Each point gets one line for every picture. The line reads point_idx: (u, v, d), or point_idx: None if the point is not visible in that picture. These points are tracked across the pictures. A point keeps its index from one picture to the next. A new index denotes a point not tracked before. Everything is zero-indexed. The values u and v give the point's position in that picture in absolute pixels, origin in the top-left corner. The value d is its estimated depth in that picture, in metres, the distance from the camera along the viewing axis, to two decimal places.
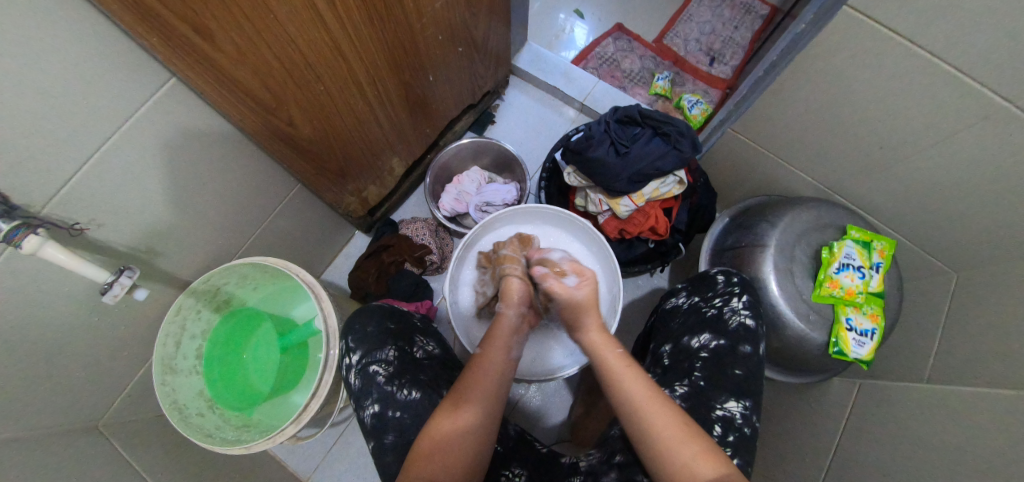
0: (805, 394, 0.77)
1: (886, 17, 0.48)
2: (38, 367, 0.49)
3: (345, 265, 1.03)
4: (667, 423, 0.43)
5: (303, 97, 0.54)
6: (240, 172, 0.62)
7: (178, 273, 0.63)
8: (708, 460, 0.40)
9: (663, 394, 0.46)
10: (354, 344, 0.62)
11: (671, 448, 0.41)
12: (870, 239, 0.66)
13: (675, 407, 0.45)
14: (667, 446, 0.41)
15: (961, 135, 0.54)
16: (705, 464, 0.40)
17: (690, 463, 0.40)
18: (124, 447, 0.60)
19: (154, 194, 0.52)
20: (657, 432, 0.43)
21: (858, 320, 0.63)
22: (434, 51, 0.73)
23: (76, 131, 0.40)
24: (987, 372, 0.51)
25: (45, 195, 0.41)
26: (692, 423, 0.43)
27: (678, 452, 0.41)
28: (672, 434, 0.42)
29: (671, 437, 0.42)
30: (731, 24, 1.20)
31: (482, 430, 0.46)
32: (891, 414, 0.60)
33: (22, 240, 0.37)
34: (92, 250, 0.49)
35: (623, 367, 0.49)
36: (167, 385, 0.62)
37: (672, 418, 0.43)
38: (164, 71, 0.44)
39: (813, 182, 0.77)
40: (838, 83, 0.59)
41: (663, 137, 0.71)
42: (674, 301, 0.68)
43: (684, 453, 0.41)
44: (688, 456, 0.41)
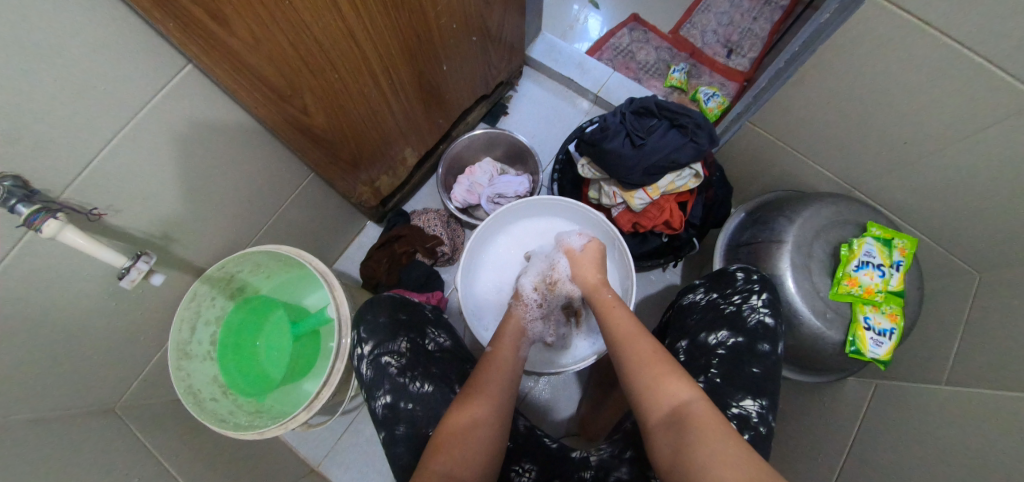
0: (820, 393, 0.77)
1: (915, 8, 0.46)
2: (57, 351, 0.50)
3: (357, 254, 1.04)
4: (641, 348, 0.50)
5: (317, 85, 0.53)
6: (254, 160, 0.62)
7: (193, 260, 0.64)
8: (677, 382, 0.45)
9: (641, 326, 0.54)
10: (366, 334, 0.61)
11: (642, 369, 0.47)
12: (891, 237, 0.64)
13: (651, 339, 0.51)
14: (643, 367, 0.47)
15: (991, 130, 0.52)
16: (670, 386, 0.45)
17: (660, 383, 0.45)
18: (139, 429, 0.61)
19: (170, 181, 0.52)
20: (635, 358, 0.49)
21: (877, 319, 0.62)
22: (448, 39, 0.72)
23: (94, 116, 0.40)
24: (1006, 376, 0.50)
25: (63, 180, 0.41)
26: (663, 350, 0.49)
27: (651, 373, 0.46)
28: (645, 359, 0.48)
29: (643, 360, 0.48)
30: (750, 14, 1.17)
31: (490, 419, 0.47)
32: (908, 415, 0.59)
33: (42, 224, 0.37)
34: (109, 236, 0.49)
35: (611, 307, 0.58)
36: (182, 370, 0.62)
37: (646, 348, 0.49)
38: (181, 58, 0.44)
39: (833, 178, 0.75)
40: (862, 77, 0.58)
41: (680, 129, 0.69)
42: (691, 297, 0.66)
43: (654, 372, 0.46)
44: (656, 376, 0.46)
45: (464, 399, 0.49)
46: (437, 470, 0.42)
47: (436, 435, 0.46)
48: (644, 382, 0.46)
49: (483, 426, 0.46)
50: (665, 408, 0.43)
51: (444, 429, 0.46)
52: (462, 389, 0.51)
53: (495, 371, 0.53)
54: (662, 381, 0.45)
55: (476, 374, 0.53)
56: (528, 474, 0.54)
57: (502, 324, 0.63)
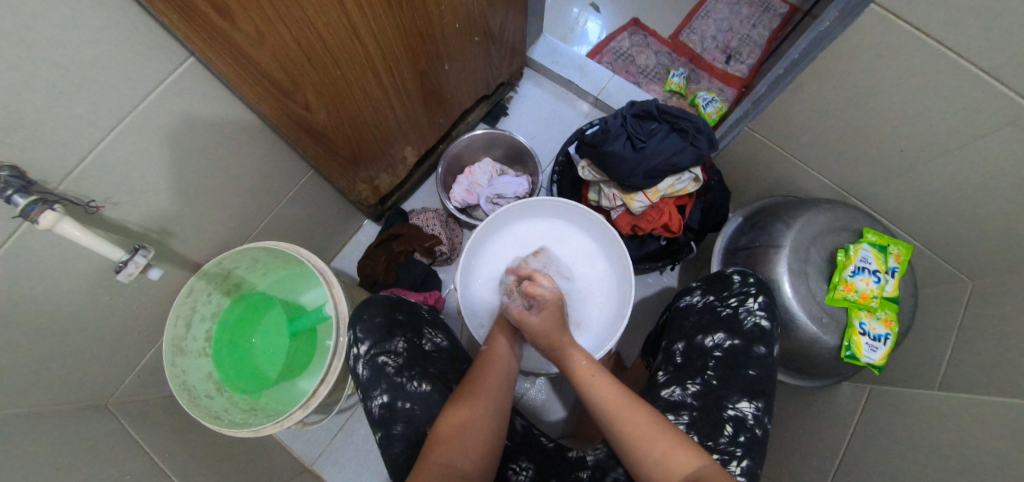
0: (815, 398, 0.77)
1: (914, 18, 0.47)
2: (50, 345, 0.49)
3: (355, 252, 1.03)
4: (636, 422, 0.45)
5: (320, 81, 0.53)
6: (254, 156, 0.62)
7: (190, 255, 0.63)
8: (683, 453, 0.42)
9: (630, 393, 0.48)
10: (362, 334, 0.60)
11: (646, 444, 0.44)
12: (886, 243, 0.65)
13: (645, 406, 0.47)
14: (644, 443, 0.44)
15: (985, 139, 0.53)
16: (679, 458, 0.42)
17: (670, 459, 0.42)
18: (131, 425, 0.60)
19: (169, 175, 0.51)
20: (632, 435, 0.44)
21: (872, 325, 0.63)
22: (450, 39, 0.72)
23: (93, 108, 0.40)
24: (997, 382, 0.50)
25: (61, 172, 0.41)
26: (659, 417, 0.46)
27: (654, 448, 0.43)
28: (644, 433, 0.44)
29: (645, 437, 0.44)
30: (749, 21, 1.18)
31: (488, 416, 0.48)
32: (902, 420, 0.60)
33: (38, 215, 0.37)
34: (105, 229, 0.49)
35: (590, 376, 0.51)
36: (177, 366, 0.62)
37: (642, 420, 0.45)
38: (182, 51, 0.44)
39: (830, 184, 0.76)
40: (860, 84, 0.58)
41: (680, 133, 0.70)
42: (687, 299, 0.66)
43: (660, 448, 0.43)
44: (664, 450, 0.43)
45: (462, 398, 0.49)
46: (439, 462, 0.42)
47: (434, 432, 0.46)
48: (652, 460, 0.43)
49: (483, 421, 0.47)
50: None
51: (442, 428, 0.45)
52: (457, 390, 0.51)
53: (492, 369, 0.55)
54: (671, 456, 0.42)
55: (470, 378, 0.52)
56: (525, 473, 0.53)
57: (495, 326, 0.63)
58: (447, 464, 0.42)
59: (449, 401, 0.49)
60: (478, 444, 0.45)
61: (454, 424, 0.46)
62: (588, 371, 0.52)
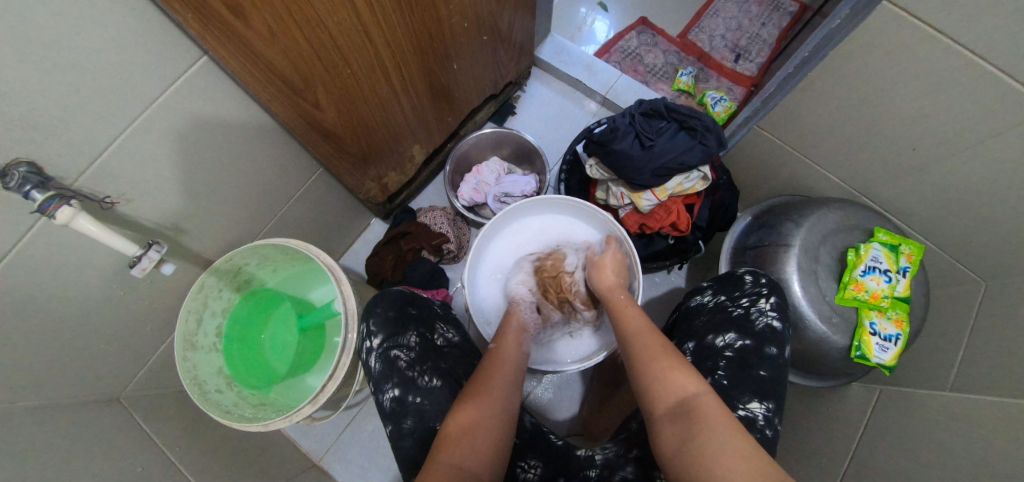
0: (824, 398, 0.77)
1: (927, 14, 0.47)
2: (66, 338, 0.50)
3: (362, 250, 1.04)
4: (648, 344, 0.51)
5: (330, 80, 0.53)
6: (265, 153, 0.62)
7: (202, 252, 0.64)
8: (684, 374, 0.45)
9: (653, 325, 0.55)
10: (375, 328, 0.61)
11: (651, 360, 0.48)
12: (898, 243, 0.64)
13: (662, 335, 0.52)
14: (650, 361, 0.48)
15: (999, 138, 0.52)
16: (678, 377, 0.45)
17: (668, 376, 0.46)
18: (144, 418, 0.61)
19: (182, 171, 0.52)
20: (641, 356, 0.50)
21: (883, 325, 0.62)
22: (459, 37, 0.72)
23: (109, 105, 0.40)
24: (1011, 383, 0.50)
25: (78, 168, 0.41)
26: (671, 346, 0.50)
27: (656, 367, 0.47)
28: (652, 352, 0.49)
29: (653, 355, 0.49)
30: (758, 20, 1.17)
31: (494, 419, 0.47)
32: (913, 421, 0.59)
33: (55, 211, 0.38)
34: (120, 224, 0.49)
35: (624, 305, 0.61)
36: (189, 361, 0.63)
37: (653, 341, 0.51)
38: (196, 49, 0.44)
39: (841, 184, 0.75)
40: (872, 82, 0.58)
41: (689, 132, 0.69)
42: (698, 299, 0.66)
43: (663, 366, 0.47)
44: (664, 368, 0.46)
45: (470, 399, 0.48)
46: (447, 463, 0.42)
47: (440, 437, 0.45)
48: (653, 376, 0.46)
49: (489, 426, 0.46)
50: (674, 399, 0.43)
51: (449, 432, 0.45)
52: (465, 389, 0.51)
53: (503, 362, 0.56)
54: (671, 373, 0.46)
55: (487, 362, 0.56)
56: (534, 470, 0.54)
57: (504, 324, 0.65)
58: (455, 464, 0.42)
59: (459, 398, 0.49)
60: (485, 447, 0.44)
61: (460, 424, 0.45)
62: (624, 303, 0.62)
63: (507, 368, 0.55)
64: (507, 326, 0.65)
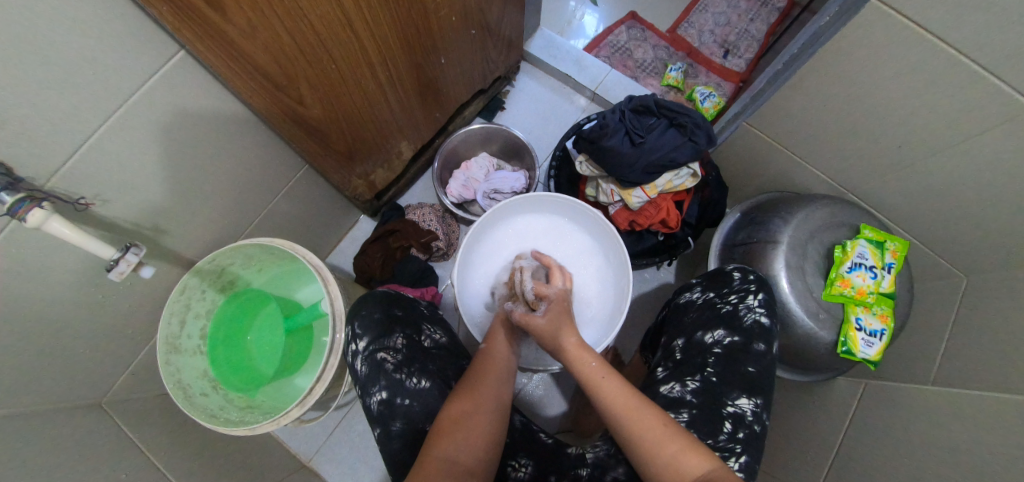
0: (810, 392, 0.78)
1: (914, 13, 0.47)
2: (41, 344, 0.48)
3: (351, 248, 1.03)
4: (645, 415, 0.46)
5: (314, 75, 0.52)
6: (247, 151, 0.60)
7: (184, 252, 0.62)
8: (692, 455, 0.42)
9: (640, 395, 0.47)
10: (361, 330, 0.60)
11: (655, 445, 0.43)
12: (883, 239, 0.65)
13: (657, 409, 0.46)
14: (652, 439, 0.43)
15: (982, 136, 0.53)
16: (689, 460, 0.42)
17: (678, 461, 0.42)
18: (126, 423, 0.60)
19: (160, 171, 0.50)
20: (643, 436, 0.44)
21: (868, 320, 0.63)
22: (447, 32, 0.71)
23: (81, 103, 0.39)
24: (991, 377, 0.51)
25: (50, 168, 0.40)
26: (671, 421, 0.45)
27: (664, 454, 0.42)
28: (655, 435, 0.44)
29: (655, 438, 0.44)
30: (747, 15, 1.17)
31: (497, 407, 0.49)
32: (897, 415, 0.60)
33: (27, 213, 0.36)
34: (95, 226, 0.48)
35: (599, 377, 0.49)
36: (172, 364, 0.62)
37: (651, 421, 0.45)
38: (172, 44, 0.43)
39: (828, 180, 0.76)
40: (859, 80, 0.58)
41: (678, 128, 0.69)
42: (687, 296, 0.66)
43: (671, 450, 0.42)
44: (674, 452, 0.42)
45: (463, 394, 0.49)
46: (443, 457, 0.42)
47: (435, 427, 0.46)
48: (661, 463, 0.42)
49: (485, 413, 0.47)
50: None
51: (443, 425, 0.45)
52: (459, 384, 0.51)
53: (493, 366, 0.55)
54: (681, 457, 0.42)
55: (471, 374, 0.53)
56: (524, 469, 0.53)
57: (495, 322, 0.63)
58: (451, 457, 0.42)
59: (452, 397, 0.49)
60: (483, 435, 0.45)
61: (455, 415, 0.46)
62: (596, 373, 0.50)
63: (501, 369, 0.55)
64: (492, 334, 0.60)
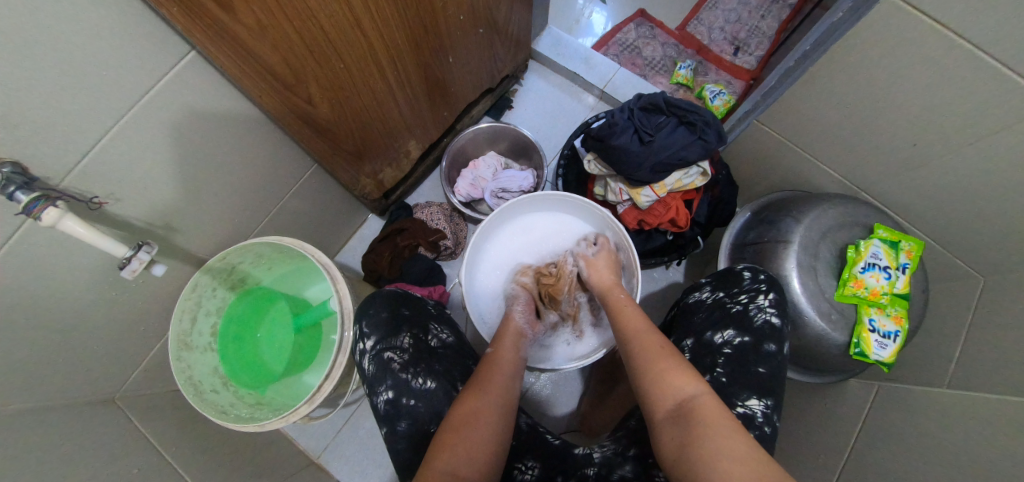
0: (822, 395, 0.77)
1: (933, 7, 0.46)
2: (56, 341, 0.49)
3: (359, 246, 1.03)
4: (647, 345, 0.51)
5: (323, 74, 0.52)
6: (256, 151, 0.61)
7: (195, 251, 0.63)
8: (679, 375, 0.45)
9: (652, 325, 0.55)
10: (368, 330, 0.61)
11: (649, 363, 0.48)
12: (898, 239, 0.64)
13: (659, 335, 0.52)
14: (649, 364, 0.48)
15: (1001, 135, 0.52)
16: (678, 378, 0.45)
17: (666, 377, 0.45)
18: (138, 419, 0.61)
19: (170, 171, 0.51)
20: (643, 355, 0.49)
21: (881, 321, 0.62)
22: (455, 30, 0.71)
23: (93, 103, 0.39)
24: (1008, 380, 0.50)
25: (63, 168, 0.40)
26: (670, 347, 0.50)
27: (655, 367, 0.47)
28: (652, 354, 0.49)
29: (651, 355, 0.49)
30: (758, 12, 1.15)
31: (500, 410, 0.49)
32: (911, 418, 0.59)
33: (41, 212, 0.37)
34: (109, 225, 0.48)
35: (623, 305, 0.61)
36: (183, 361, 0.62)
37: (653, 342, 0.51)
38: (184, 44, 0.43)
39: (841, 179, 0.74)
40: (875, 78, 0.57)
41: (688, 127, 0.68)
42: (696, 295, 0.66)
43: (661, 367, 0.47)
44: (663, 368, 0.46)
45: (472, 388, 0.50)
46: (443, 469, 0.41)
47: (444, 426, 0.46)
48: (650, 375, 0.47)
49: (490, 418, 0.47)
50: (672, 401, 0.43)
51: (451, 422, 0.46)
52: (474, 373, 0.54)
53: (501, 366, 0.56)
54: (668, 375, 0.45)
55: (482, 365, 0.56)
56: (531, 472, 0.53)
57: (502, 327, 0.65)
58: (450, 471, 0.41)
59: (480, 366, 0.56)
60: (483, 444, 0.44)
61: (466, 410, 0.47)
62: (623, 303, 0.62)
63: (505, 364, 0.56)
64: (502, 338, 0.62)
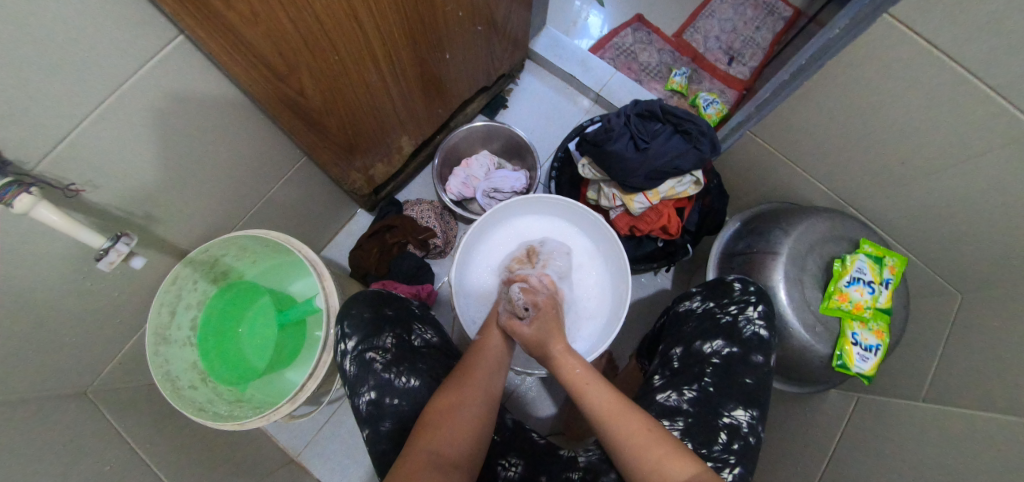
0: (803, 404, 0.78)
1: (927, 30, 0.46)
2: (26, 332, 0.47)
3: (347, 241, 1.02)
4: (631, 429, 0.45)
5: (316, 66, 0.51)
6: (243, 141, 0.59)
7: (175, 241, 0.61)
8: (675, 460, 0.43)
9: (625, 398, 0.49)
10: (349, 330, 0.60)
11: (638, 447, 0.44)
12: (882, 255, 0.65)
13: (642, 413, 0.47)
14: (637, 450, 0.44)
15: (985, 157, 0.53)
16: (672, 465, 0.42)
17: (660, 465, 0.42)
18: (111, 414, 0.59)
19: (152, 159, 0.49)
20: (628, 441, 0.45)
21: (864, 335, 0.63)
22: (453, 26, 0.70)
23: (73, 85, 0.37)
24: (983, 396, 0.51)
25: (38, 152, 0.38)
26: (658, 426, 0.46)
27: (648, 454, 0.43)
28: (639, 439, 0.44)
29: (639, 441, 0.44)
30: (753, 23, 1.17)
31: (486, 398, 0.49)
32: (888, 429, 0.61)
33: (13, 198, 0.35)
34: (85, 213, 0.46)
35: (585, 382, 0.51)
36: (160, 356, 0.60)
37: (638, 422, 0.46)
38: (172, 29, 0.41)
39: (829, 193, 0.76)
40: (868, 96, 0.58)
41: (683, 135, 0.69)
42: (687, 304, 0.66)
43: (654, 454, 0.43)
44: (656, 457, 0.43)
45: (454, 384, 0.50)
46: (428, 450, 0.42)
47: (426, 413, 0.47)
48: (642, 465, 0.43)
49: (474, 406, 0.48)
50: None
51: (432, 411, 0.47)
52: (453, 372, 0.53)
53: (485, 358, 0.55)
54: (664, 463, 0.42)
55: (467, 359, 0.55)
56: (514, 469, 0.53)
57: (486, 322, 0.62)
58: (433, 451, 0.42)
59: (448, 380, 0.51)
60: (464, 432, 0.45)
61: (449, 400, 0.47)
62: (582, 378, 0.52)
63: (491, 361, 0.55)
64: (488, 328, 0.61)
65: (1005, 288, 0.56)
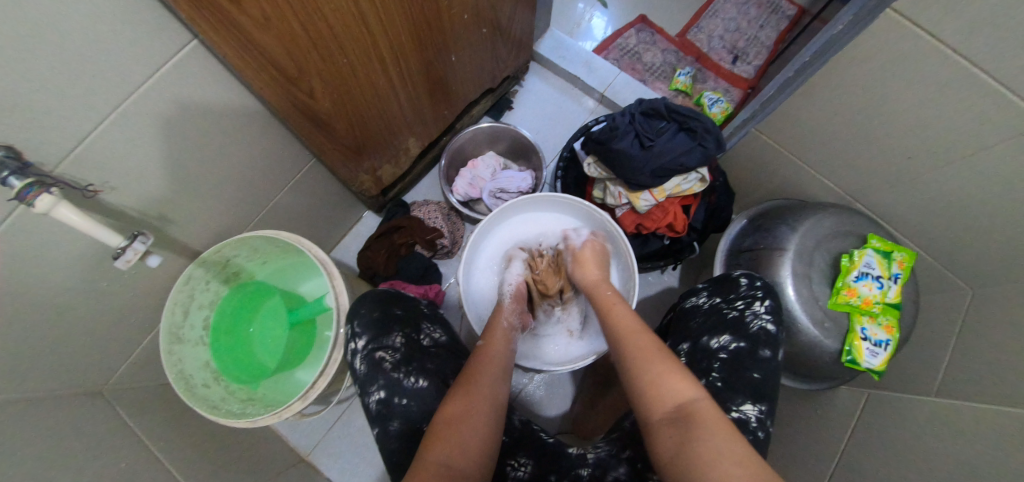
0: (813, 402, 0.78)
1: (931, 23, 0.47)
2: (45, 331, 0.48)
3: (355, 243, 1.03)
4: (641, 349, 0.50)
5: (326, 68, 0.52)
6: (255, 143, 0.60)
7: (189, 242, 0.62)
8: (678, 377, 0.45)
9: (640, 323, 0.55)
10: (360, 329, 0.60)
11: (645, 367, 0.47)
12: (891, 250, 0.64)
13: (653, 335, 0.52)
14: (643, 365, 0.47)
15: (993, 150, 0.53)
16: (672, 380, 0.45)
17: (661, 380, 0.45)
18: (126, 412, 0.60)
19: (167, 160, 0.50)
20: (637, 357, 0.49)
21: (873, 330, 0.63)
22: (458, 28, 0.71)
23: (93, 88, 0.38)
24: (995, 391, 0.51)
25: (58, 153, 0.39)
26: (666, 349, 0.49)
27: (653, 368, 0.46)
28: (648, 354, 0.49)
29: (647, 359, 0.48)
30: (756, 22, 1.17)
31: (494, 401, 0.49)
32: (900, 426, 0.60)
33: (34, 198, 0.35)
34: (102, 214, 0.47)
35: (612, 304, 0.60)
36: (174, 354, 0.61)
37: (648, 344, 0.50)
38: (186, 33, 0.42)
39: (836, 189, 0.75)
40: (873, 90, 0.58)
41: (688, 133, 0.69)
42: (694, 300, 0.66)
43: (657, 370, 0.46)
44: (658, 371, 0.46)
45: (463, 385, 0.49)
46: (438, 462, 0.41)
47: (438, 418, 0.46)
48: (645, 378, 0.46)
49: (479, 412, 0.47)
50: (669, 406, 0.43)
51: (443, 415, 0.46)
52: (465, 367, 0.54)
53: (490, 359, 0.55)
54: (666, 377, 0.45)
55: (474, 362, 0.54)
56: (524, 468, 0.53)
57: (488, 323, 0.63)
58: (445, 462, 0.41)
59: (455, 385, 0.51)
60: (472, 438, 0.44)
61: (459, 406, 0.47)
62: (611, 300, 0.62)
63: (497, 369, 0.54)
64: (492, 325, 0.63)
65: (1015, 281, 0.56)
